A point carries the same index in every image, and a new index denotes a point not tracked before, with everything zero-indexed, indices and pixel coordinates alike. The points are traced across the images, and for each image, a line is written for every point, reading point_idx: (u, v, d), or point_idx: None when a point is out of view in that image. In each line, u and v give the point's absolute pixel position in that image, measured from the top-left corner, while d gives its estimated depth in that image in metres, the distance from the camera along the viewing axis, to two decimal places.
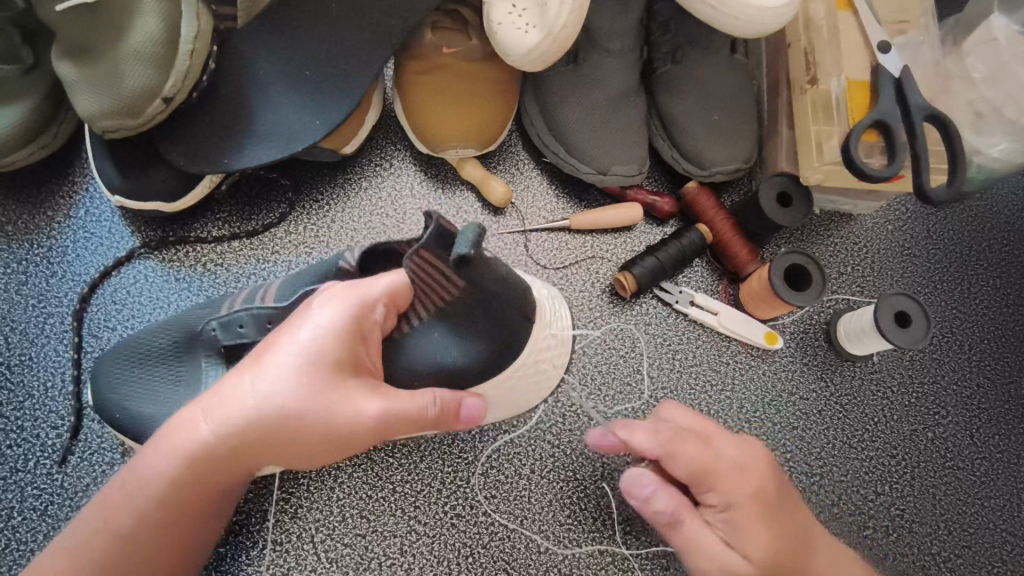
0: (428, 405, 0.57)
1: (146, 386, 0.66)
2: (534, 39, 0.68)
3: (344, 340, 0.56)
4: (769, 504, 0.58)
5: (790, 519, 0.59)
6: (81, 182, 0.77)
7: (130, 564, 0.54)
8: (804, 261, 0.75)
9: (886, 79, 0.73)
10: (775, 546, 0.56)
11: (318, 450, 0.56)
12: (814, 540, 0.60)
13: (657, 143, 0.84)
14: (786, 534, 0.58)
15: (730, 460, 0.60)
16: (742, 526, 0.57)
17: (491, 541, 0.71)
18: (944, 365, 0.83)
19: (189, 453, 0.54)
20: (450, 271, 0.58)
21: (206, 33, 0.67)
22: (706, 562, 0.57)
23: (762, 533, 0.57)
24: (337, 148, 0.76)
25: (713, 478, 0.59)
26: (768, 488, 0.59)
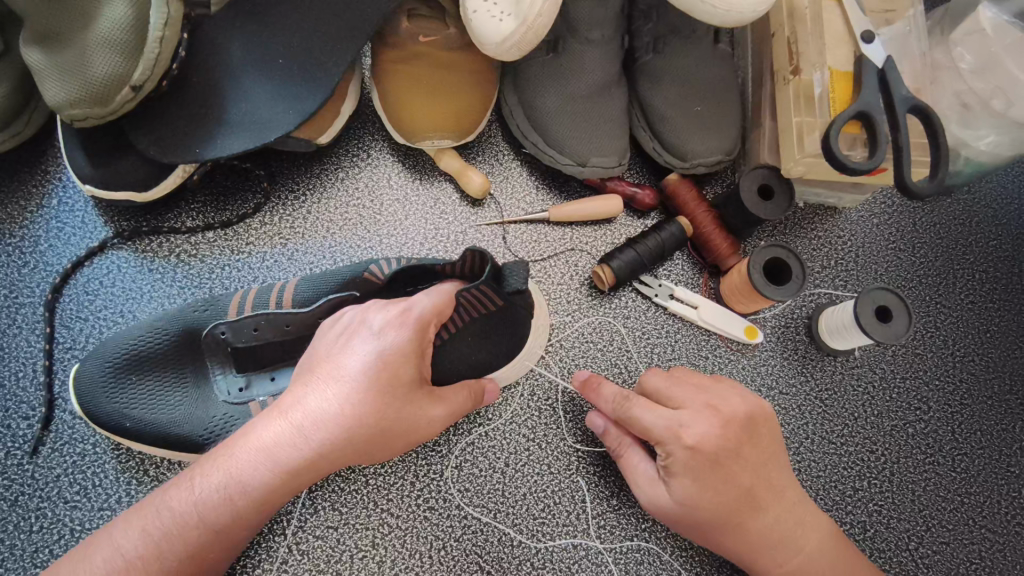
0: (469, 401, 0.64)
1: (113, 377, 0.65)
2: (509, 27, 0.67)
3: (413, 359, 0.57)
4: (703, 459, 0.62)
5: (727, 475, 0.62)
6: (54, 172, 0.76)
7: (214, 552, 0.55)
8: (785, 255, 0.74)
9: (869, 69, 0.71)
10: (694, 496, 0.62)
11: (384, 456, 0.58)
12: (761, 503, 0.64)
13: (638, 133, 0.83)
14: (714, 488, 0.62)
15: (679, 415, 0.64)
16: (674, 474, 0.63)
17: (465, 534, 0.71)
18: (927, 360, 0.83)
19: (259, 470, 0.54)
20: (495, 300, 0.62)
21: (176, 19, 0.65)
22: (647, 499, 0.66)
23: (688, 483, 0.62)
24: (313, 138, 0.75)
25: (658, 435, 0.63)
26: (709, 442, 0.62)
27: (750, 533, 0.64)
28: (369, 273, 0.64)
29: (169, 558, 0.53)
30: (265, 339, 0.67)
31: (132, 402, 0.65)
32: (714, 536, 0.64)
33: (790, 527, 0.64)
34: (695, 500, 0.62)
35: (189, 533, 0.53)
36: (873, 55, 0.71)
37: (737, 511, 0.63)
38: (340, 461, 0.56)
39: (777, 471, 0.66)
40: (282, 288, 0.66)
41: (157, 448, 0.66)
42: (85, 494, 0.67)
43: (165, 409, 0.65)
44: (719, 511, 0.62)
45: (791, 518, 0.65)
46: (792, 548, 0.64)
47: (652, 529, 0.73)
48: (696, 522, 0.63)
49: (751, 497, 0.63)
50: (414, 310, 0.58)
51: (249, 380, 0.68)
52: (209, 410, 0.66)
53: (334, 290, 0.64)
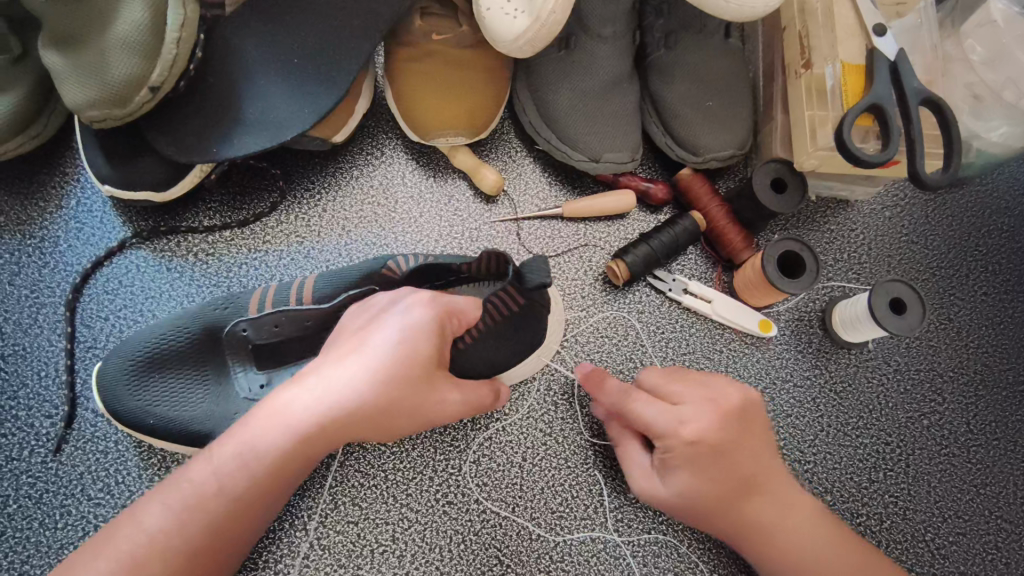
0: (491, 396, 0.65)
1: (135, 376, 0.66)
2: (523, 24, 0.68)
3: (429, 334, 0.58)
4: (704, 452, 0.63)
5: (727, 467, 0.63)
6: (72, 173, 0.77)
7: (230, 526, 0.54)
8: (798, 248, 0.74)
9: (881, 62, 0.71)
10: (693, 487, 0.63)
11: (402, 432, 0.58)
12: (757, 490, 0.64)
13: (650, 129, 0.83)
14: (713, 481, 0.63)
15: (677, 410, 0.65)
16: (671, 465, 0.64)
17: (483, 528, 0.72)
18: (941, 352, 0.83)
19: (275, 439, 0.54)
20: (518, 298, 0.66)
21: (192, 21, 0.66)
22: (646, 487, 0.67)
23: (685, 476, 0.63)
24: (327, 137, 0.75)
25: (655, 428, 0.64)
26: (709, 436, 0.63)
27: (747, 520, 0.64)
28: (388, 266, 0.65)
29: (186, 530, 0.52)
30: (285, 336, 0.67)
31: (155, 399, 0.65)
32: (713, 523, 0.65)
33: (785, 512, 0.64)
34: (694, 488, 0.63)
35: (207, 503, 0.54)
36: (886, 48, 0.72)
37: (733, 499, 0.63)
38: (352, 431, 0.56)
39: (776, 463, 0.66)
40: (302, 285, 0.66)
41: (180, 445, 0.66)
42: (108, 491, 0.68)
43: (187, 406, 0.66)
44: (715, 502, 0.63)
45: (787, 511, 0.64)
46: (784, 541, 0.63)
47: (670, 523, 0.73)
48: (697, 508, 0.64)
49: (749, 489, 0.64)
50: (433, 297, 0.60)
51: (270, 376, 0.69)
52: (231, 406, 0.67)
53: (353, 284, 0.65)
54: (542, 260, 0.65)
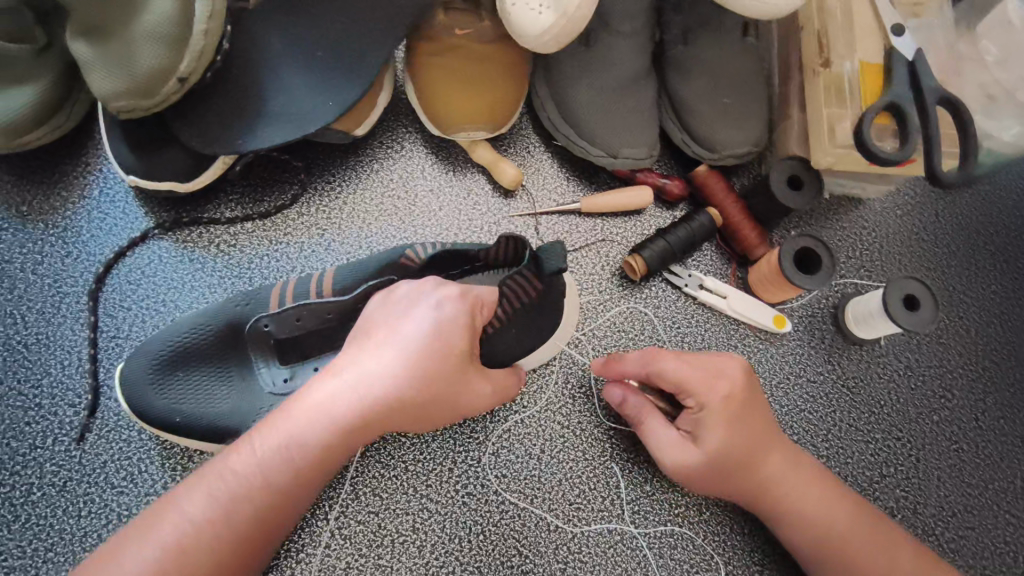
0: (514, 382, 0.67)
1: (158, 376, 0.66)
2: (548, 19, 0.68)
3: (462, 327, 0.59)
4: (737, 404, 0.66)
5: (754, 420, 0.66)
6: (94, 164, 0.77)
7: (274, 515, 0.56)
8: (814, 244, 0.75)
9: (900, 62, 0.72)
10: (728, 441, 0.65)
11: (435, 422, 0.60)
12: (770, 450, 0.66)
13: (667, 125, 0.84)
14: (744, 432, 0.65)
15: (708, 367, 0.67)
16: (708, 424, 0.65)
17: (502, 519, 0.72)
18: (950, 349, 0.84)
19: (318, 431, 0.55)
20: (536, 282, 0.67)
21: (220, 12, 0.66)
22: (676, 455, 0.66)
23: (722, 429, 0.65)
24: (349, 130, 0.76)
25: (689, 386, 0.66)
26: (740, 389, 0.66)
27: (761, 479, 0.65)
28: (406, 255, 0.65)
29: (234, 522, 0.54)
30: (308, 328, 0.68)
31: (179, 398, 0.66)
32: (733, 485, 0.66)
33: (792, 472, 0.66)
34: (729, 443, 0.64)
35: (251, 495, 0.54)
36: (904, 48, 0.73)
37: (754, 458, 0.65)
38: (390, 422, 0.57)
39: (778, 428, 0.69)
40: (320, 277, 0.66)
41: (206, 441, 0.67)
42: (132, 479, 0.68)
43: (211, 402, 0.67)
44: (746, 453, 0.65)
45: (801, 469, 0.67)
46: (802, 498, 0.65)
47: (685, 514, 0.74)
48: (724, 469, 0.65)
49: (768, 445, 0.66)
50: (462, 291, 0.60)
51: (293, 371, 0.69)
52: (256, 400, 0.68)
53: (373, 274, 0.66)
54: (559, 244, 0.65)
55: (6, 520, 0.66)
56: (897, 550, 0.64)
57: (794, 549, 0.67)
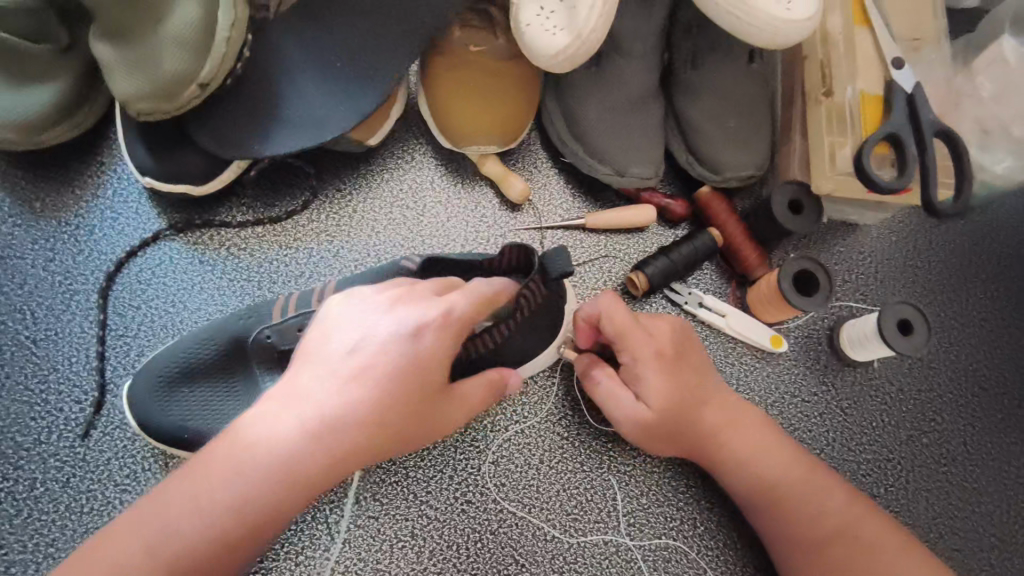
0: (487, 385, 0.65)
1: (166, 392, 0.67)
2: (562, 41, 0.71)
3: (447, 341, 0.58)
4: (669, 360, 0.71)
5: (685, 374, 0.72)
6: (109, 163, 0.78)
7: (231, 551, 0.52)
8: (812, 267, 0.78)
9: (899, 94, 0.74)
10: (672, 395, 0.70)
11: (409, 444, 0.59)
12: (705, 398, 0.72)
13: (672, 146, 0.86)
14: (680, 385, 0.71)
15: (643, 325, 0.72)
16: (645, 377, 0.71)
17: (500, 528, 0.73)
18: (941, 374, 0.86)
19: (285, 460, 0.53)
20: (545, 285, 0.67)
21: (242, 21, 0.68)
22: (628, 413, 0.71)
23: (661, 382, 0.70)
24: (362, 139, 0.77)
25: (630, 340, 0.71)
26: (669, 348, 0.72)
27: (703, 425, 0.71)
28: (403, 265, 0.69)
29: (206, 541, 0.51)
30: None
31: (190, 413, 0.67)
32: (680, 434, 0.71)
33: (730, 419, 0.71)
34: (670, 394, 0.70)
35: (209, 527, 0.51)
36: (903, 80, 0.75)
37: (692, 403, 0.71)
38: (371, 442, 0.56)
39: (714, 375, 0.74)
40: (322, 288, 0.68)
41: None
42: (135, 477, 0.69)
43: (222, 417, 0.67)
44: (685, 403, 0.70)
45: (740, 415, 0.72)
46: (739, 443, 0.70)
47: (679, 528, 0.75)
48: (670, 421, 0.70)
49: (702, 396, 0.72)
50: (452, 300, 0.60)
51: None
52: None
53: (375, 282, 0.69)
54: (562, 248, 0.66)
55: (8, 514, 0.66)
56: (827, 497, 0.68)
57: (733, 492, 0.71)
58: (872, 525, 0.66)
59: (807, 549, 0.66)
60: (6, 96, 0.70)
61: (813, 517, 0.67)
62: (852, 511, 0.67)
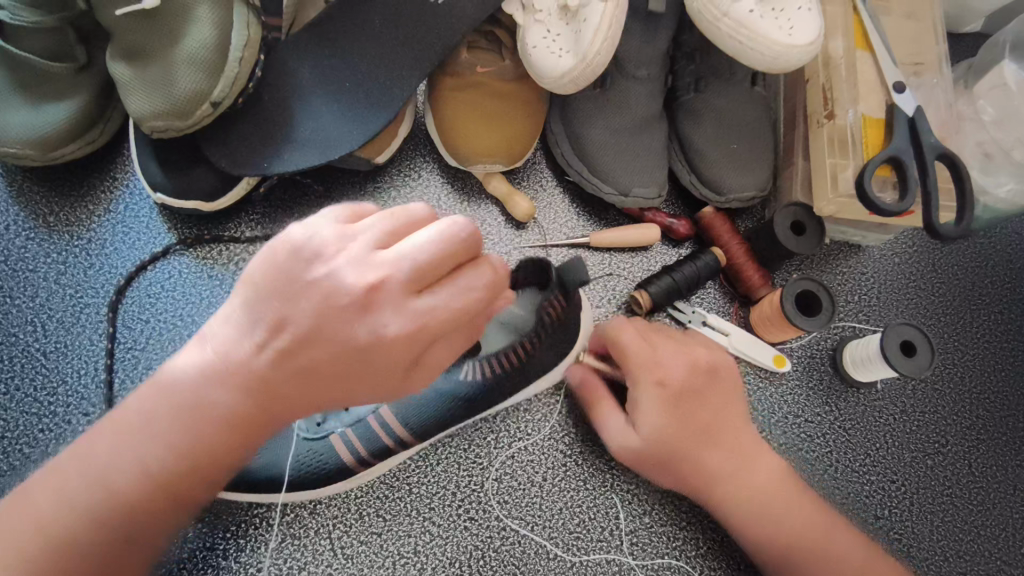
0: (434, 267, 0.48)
1: None
2: (567, 64, 0.73)
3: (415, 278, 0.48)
4: (672, 394, 0.70)
5: (691, 410, 0.70)
6: (122, 179, 0.80)
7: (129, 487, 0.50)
8: (816, 288, 0.78)
9: (901, 119, 0.75)
10: (664, 431, 0.69)
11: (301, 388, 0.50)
12: (712, 436, 0.70)
13: (676, 166, 0.87)
14: (679, 423, 0.69)
15: (653, 353, 0.72)
16: (642, 407, 0.70)
17: (502, 545, 0.73)
18: (944, 396, 0.86)
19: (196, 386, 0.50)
20: (563, 299, 0.73)
21: (255, 42, 0.71)
22: (614, 437, 0.72)
23: (658, 416, 0.69)
24: (371, 157, 0.79)
25: (636, 367, 0.72)
26: (676, 381, 0.71)
27: (701, 463, 0.69)
28: None
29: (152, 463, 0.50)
30: None
31: None
32: (676, 472, 0.69)
33: (737, 462, 0.69)
34: (662, 430, 0.69)
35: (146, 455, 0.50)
36: (904, 104, 0.76)
37: (708, 425, 0.70)
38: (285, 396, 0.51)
39: (733, 412, 0.72)
40: None
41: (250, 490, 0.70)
42: None
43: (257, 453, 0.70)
44: (681, 444, 0.69)
45: (747, 453, 0.70)
46: (739, 482, 0.69)
47: (682, 548, 0.75)
48: (663, 455, 0.69)
49: (709, 433, 0.70)
50: (394, 267, 0.47)
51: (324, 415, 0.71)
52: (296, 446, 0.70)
53: None
54: (576, 261, 0.73)
55: None
56: (833, 539, 0.67)
57: (731, 528, 0.70)
58: (880, 571, 0.65)
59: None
60: (24, 113, 0.72)
61: (822, 551, 0.66)
62: (861, 553, 0.66)
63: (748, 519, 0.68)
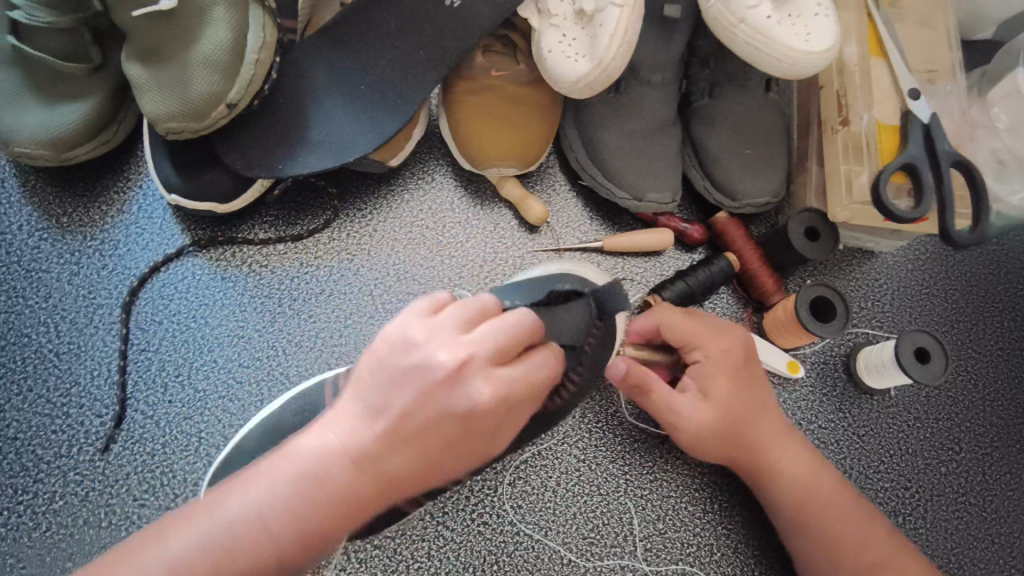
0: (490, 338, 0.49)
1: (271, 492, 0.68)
2: (583, 69, 0.73)
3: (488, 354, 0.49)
4: (734, 364, 0.71)
5: (753, 378, 0.72)
6: (136, 180, 0.79)
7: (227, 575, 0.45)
8: (830, 294, 0.78)
9: (916, 126, 0.76)
10: (733, 399, 0.70)
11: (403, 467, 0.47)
12: (768, 405, 0.71)
13: (689, 171, 0.87)
14: (745, 392, 0.70)
15: (710, 324, 0.72)
16: (713, 375, 0.70)
17: (516, 550, 0.73)
18: (958, 403, 0.86)
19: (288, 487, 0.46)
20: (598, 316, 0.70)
21: (271, 44, 0.70)
22: (683, 414, 0.69)
23: (729, 384, 0.70)
24: (385, 160, 0.78)
25: (698, 340, 0.71)
26: (738, 353, 0.71)
27: (757, 437, 0.70)
28: None
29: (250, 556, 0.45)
30: None
31: None
32: (737, 447, 0.70)
33: (782, 434, 0.71)
34: (734, 396, 0.70)
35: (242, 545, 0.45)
36: (920, 111, 0.76)
37: (745, 415, 0.70)
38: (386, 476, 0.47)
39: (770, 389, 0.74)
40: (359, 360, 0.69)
41: None
42: (152, 492, 0.69)
43: None
44: (747, 412, 0.70)
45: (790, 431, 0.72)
46: (786, 458, 0.70)
47: (696, 554, 0.75)
48: (732, 424, 0.69)
49: (764, 404, 0.71)
50: (483, 346, 0.48)
51: None
52: None
53: None
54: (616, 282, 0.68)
55: (27, 527, 0.67)
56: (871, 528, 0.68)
57: (770, 505, 0.71)
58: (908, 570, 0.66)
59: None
60: (38, 112, 0.72)
61: (856, 543, 0.67)
62: (892, 547, 0.68)
63: (791, 496, 0.70)
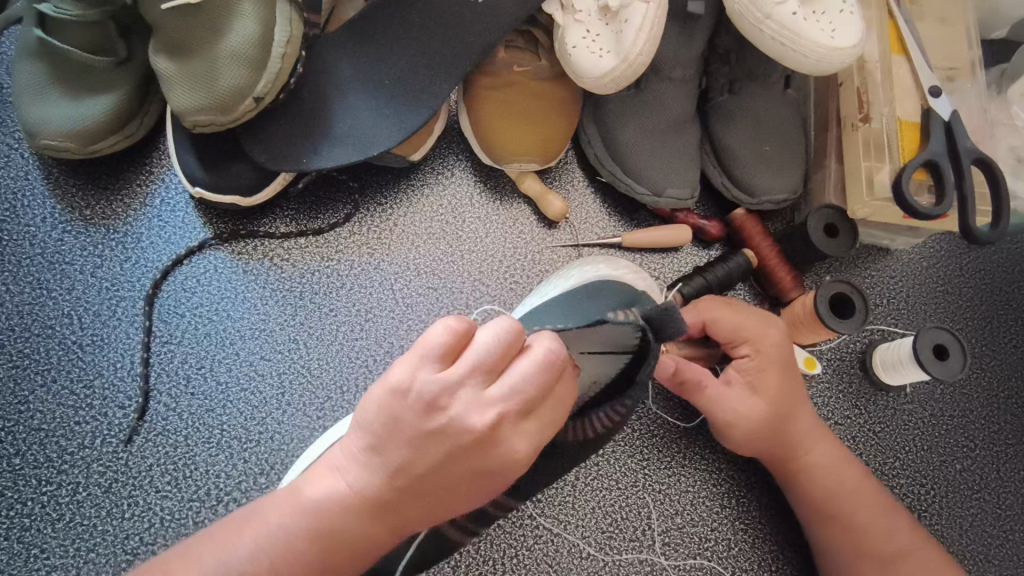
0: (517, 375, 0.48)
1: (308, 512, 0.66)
2: (608, 64, 0.73)
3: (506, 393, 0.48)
4: (779, 360, 0.72)
5: (793, 374, 0.73)
6: (158, 173, 0.80)
7: None
8: (848, 290, 0.78)
9: (937, 122, 0.77)
10: (776, 394, 0.71)
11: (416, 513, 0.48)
12: (804, 400, 0.73)
13: (708, 168, 0.87)
14: (786, 387, 0.71)
15: (760, 318, 0.73)
16: (760, 371, 0.71)
17: (536, 543, 0.73)
18: (973, 401, 0.86)
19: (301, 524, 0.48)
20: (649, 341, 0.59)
21: (297, 39, 0.70)
22: (726, 407, 0.71)
23: (773, 378, 0.71)
24: (406, 155, 0.79)
25: (748, 334, 0.72)
26: (782, 349, 0.72)
27: (792, 429, 0.71)
28: None
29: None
30: None
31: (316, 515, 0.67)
32: (773, 438, 0.71)
33: (815, 428, 0.72)
34: (778, 391, 0.71)
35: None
36: (940, 109, 0.77)
37: (784, 409, 0.71)
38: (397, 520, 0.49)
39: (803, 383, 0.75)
40: None
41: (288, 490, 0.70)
42: (175, 484, 0.70)
43: None
44: (787, 407, 0.71)
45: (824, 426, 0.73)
46: (817, 452, 0.71)
47: (714, 549, 0.75)
48: (774, 418, 0.71)
49: (802, 399, 0.72)
50: (512, 401, 0.47)
51: None
52: None
53: None
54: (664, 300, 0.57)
55: (51, 518, 0.67)
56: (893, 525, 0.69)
57: (793, 496, 0.72)
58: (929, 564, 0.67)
59: (873, 565, 0.67)
60: (64, 105, 0.72)
61: (879, 537, 0.69)
62: (915, 541, 0.69)
63: (817, 489, 0.71)
